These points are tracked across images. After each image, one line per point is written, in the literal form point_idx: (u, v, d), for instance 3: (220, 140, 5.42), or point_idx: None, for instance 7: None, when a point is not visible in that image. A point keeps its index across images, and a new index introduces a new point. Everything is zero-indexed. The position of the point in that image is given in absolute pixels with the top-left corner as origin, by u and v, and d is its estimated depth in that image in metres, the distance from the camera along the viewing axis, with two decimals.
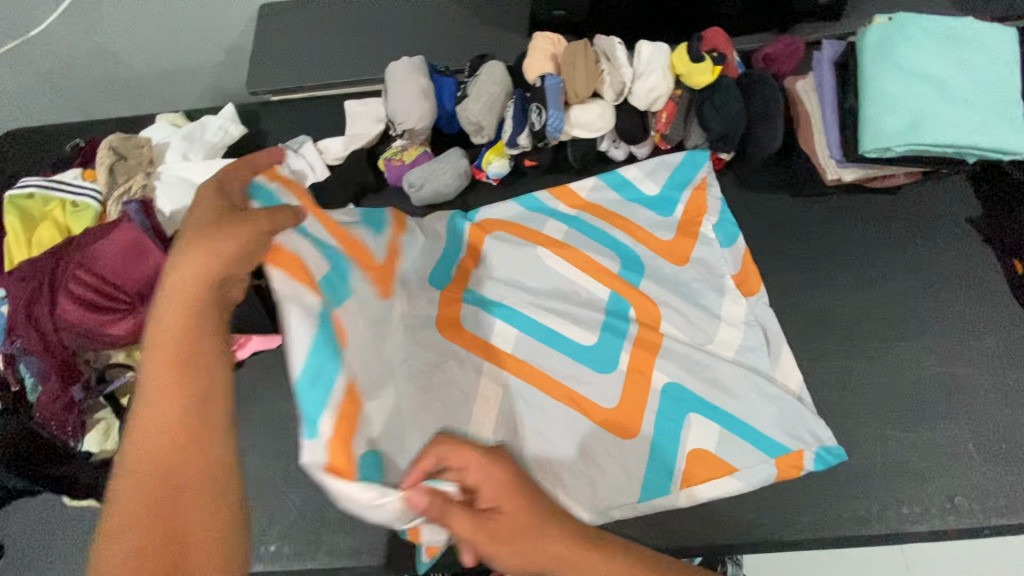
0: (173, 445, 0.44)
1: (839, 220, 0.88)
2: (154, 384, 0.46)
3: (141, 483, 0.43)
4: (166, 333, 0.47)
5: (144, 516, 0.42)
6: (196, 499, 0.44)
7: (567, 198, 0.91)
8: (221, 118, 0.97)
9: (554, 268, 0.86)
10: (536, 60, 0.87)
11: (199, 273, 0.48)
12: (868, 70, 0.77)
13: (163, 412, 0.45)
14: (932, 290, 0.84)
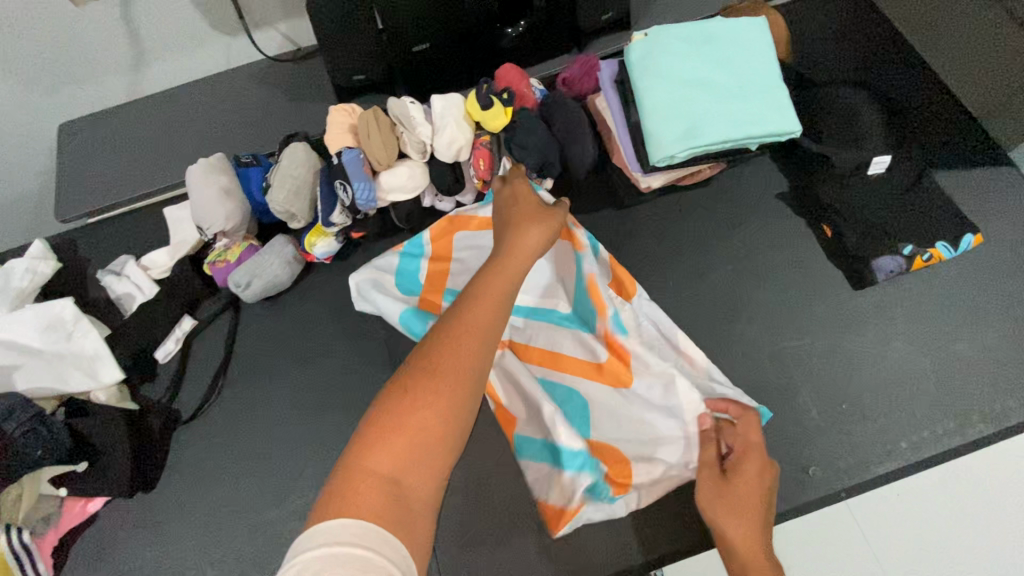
0: (450, 422, 0.51)
1: (661, 222, 0.91)
2: (461, 337, 0.54)
3: (389, 462, 0.49)
4: (495, 287, 0.58)
5: (396, 491, 0.48)
6: (418, 497, 0.49)
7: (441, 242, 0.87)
8: (27, 259, 0.91)
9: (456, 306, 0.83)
10: (335, 135, 0.86)
11: (518, 238, 0.62)
12: (639, 85, 0.80)
13: (471, 378, 0.53)
14: (757, 271, 0.88)
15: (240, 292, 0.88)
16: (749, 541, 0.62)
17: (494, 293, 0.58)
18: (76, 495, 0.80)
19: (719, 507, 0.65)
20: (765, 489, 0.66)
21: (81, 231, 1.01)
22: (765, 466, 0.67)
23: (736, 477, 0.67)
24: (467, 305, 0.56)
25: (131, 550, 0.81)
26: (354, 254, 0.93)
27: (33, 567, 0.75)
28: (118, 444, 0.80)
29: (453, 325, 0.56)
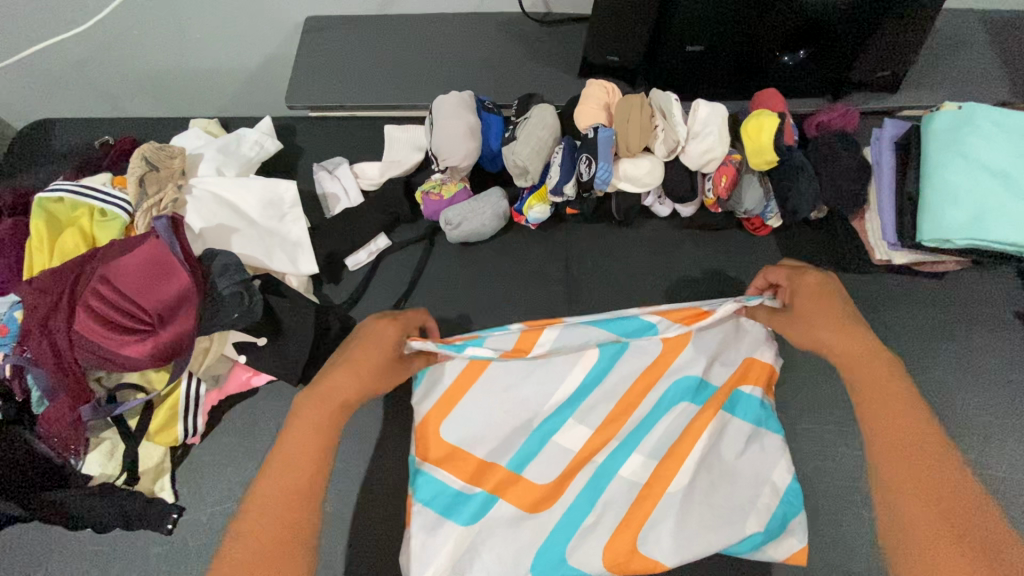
0: (310, 469, 0.61)
1: (882, 299, 0.86)
2: (301, 422, 0.63)
3: (273, 498, 0.58)
4: (317, 409, 0.64)
5: (274, 509, 0.58)
6: (292, 498, 0.59)
7: (455, 384, 0.78)
8: (256, 132, 0.94)
9: (513, 391, 0.78)
10: (590, 110, 0.84)
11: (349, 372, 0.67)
12: (932, 157, 0.75)
13: (306, 445, 0.62)
14: (975, 383, 0.81)
15: (448, 229, 0.89)
16: (858, 352, 0.65)
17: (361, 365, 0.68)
18: (248, 365, 0.82)
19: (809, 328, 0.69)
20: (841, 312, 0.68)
21: (302, 121, 1.04)
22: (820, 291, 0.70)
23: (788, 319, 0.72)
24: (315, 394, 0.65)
25: (274, 434, 0.82)
26: (557, 227, 0.92)
27: (196, 417, 0.79)
28: (302, 334, 0.82)
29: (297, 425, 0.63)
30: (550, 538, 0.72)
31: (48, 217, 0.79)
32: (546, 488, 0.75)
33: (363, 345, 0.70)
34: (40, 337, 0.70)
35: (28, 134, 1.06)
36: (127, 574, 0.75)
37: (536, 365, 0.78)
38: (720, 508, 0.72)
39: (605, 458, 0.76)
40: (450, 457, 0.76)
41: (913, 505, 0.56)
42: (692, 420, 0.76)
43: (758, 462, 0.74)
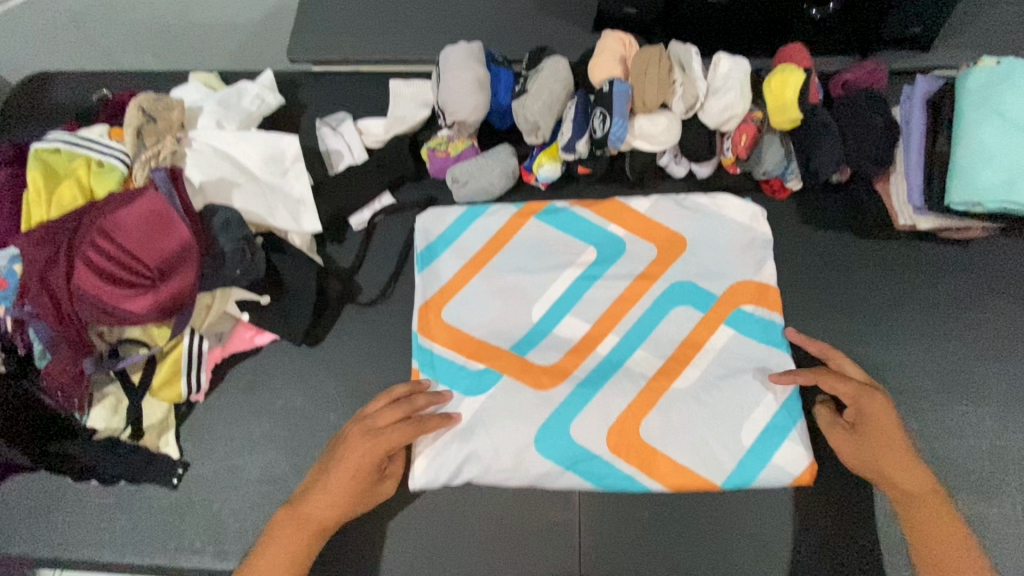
0: None
1: (904, 268, 0.83)
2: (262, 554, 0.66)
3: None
4: (277, 553, 0.66)
5: None
6: None
7: (463, 269, 0.84)
8: (257, 85, 0.90)
9: (514, 269, 0.83)
10: (604, 63, 0.80)
11: (321, 512, 0.68)
12: (966, 116, 0.71)
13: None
14: (997, 353, 0.79)
15: (454, 187, 0.85)
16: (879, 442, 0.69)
17: (320, 493, 0.68)
18: (251, 323, 0.80)
19: (875, 446, 0.70)
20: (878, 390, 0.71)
21: (305, 75, 1.00)
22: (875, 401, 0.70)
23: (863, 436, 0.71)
24: (290, 514, 0.68)
25: (280, 392, 0.81)
26: (567, 188, 0.89)
27: (199, 374, 0.77)
28: (305, 294, 0.81)
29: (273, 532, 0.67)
30: (582, 413, 0.75)
31: (45, 167, 0.77)
32: (562, 361, 0.78)
33: (346, 459, 0.69)
34: (40, 289, 0.69)
35: (21, 85, 1.02)
36: (133, 528, 0.75)
37: (536, 256, 0.84)
38: (710, 368, 0.77)
39: (593, 306, 0.81)
40: (475, 318, 0.81)
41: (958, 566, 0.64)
42: (694, 324, 0.79)
43: (743, 357, 0.78)
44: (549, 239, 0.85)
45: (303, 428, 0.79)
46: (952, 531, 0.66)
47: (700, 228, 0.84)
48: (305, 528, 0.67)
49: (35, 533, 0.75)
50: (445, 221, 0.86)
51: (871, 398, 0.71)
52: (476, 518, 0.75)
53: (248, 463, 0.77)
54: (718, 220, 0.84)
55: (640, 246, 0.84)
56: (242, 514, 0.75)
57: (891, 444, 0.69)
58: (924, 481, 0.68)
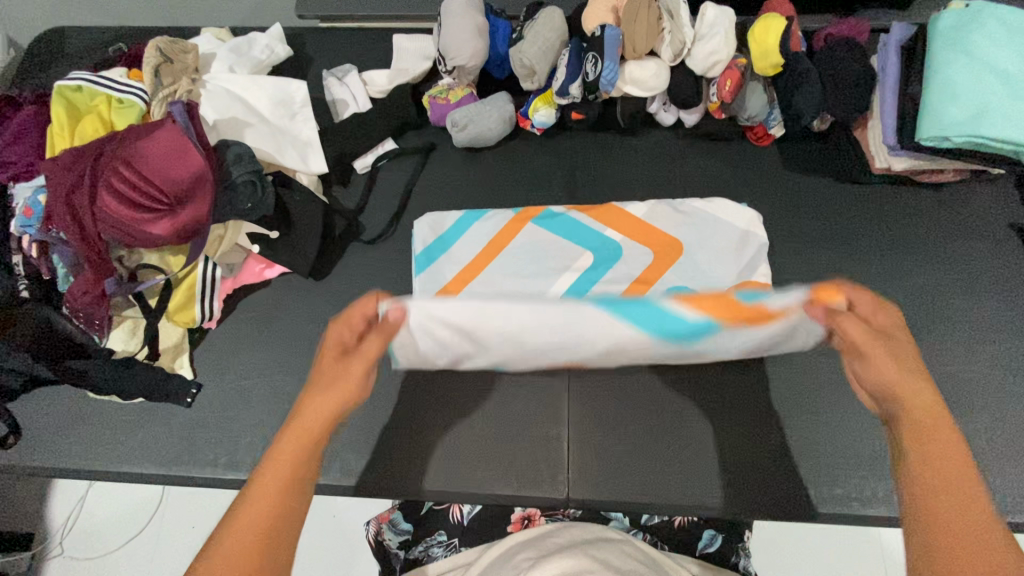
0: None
1: (880, 209, 0.87)
2: (225, 538, 0.42)
3: None
4: (255, 518, 0.43)
5: None
6: None
7: (461, 272, 0.85)
8: (267, 36, 0.95)
9: (513, 272, 0.84)
10: (597, 11, 0.84)
11: (291, 462, 0.45)
12: (936, 57, 0.76)
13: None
14: (968, 287, 0.83)
15: (454, 132, 0.90)
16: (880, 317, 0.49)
17: (305, 428, 0.47)
18: (261, 256, 0.85)
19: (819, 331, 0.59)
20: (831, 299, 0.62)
21: (312, 30, 1.05)
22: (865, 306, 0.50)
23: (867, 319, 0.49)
24: (241, 499, 0.44)
25: (288, 322, 0.85)
26: (562, 135, 0.94)
27: (212, 301, 0.82)
28: (312, 227, 0.85)
29: (235, 513, 0.43)
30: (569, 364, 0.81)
31: (68, 104, 0.81)
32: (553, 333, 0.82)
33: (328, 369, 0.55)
34: (65, 212, 0.73)
35: (41, 39, 1.07)
36: (150, 443, 0.79)
37: (535, 260, 0.85)
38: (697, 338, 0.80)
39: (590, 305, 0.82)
40: None
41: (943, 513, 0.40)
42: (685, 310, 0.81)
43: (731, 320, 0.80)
44: (548, 243, 0.86)
45: (309, 354, 0.84)
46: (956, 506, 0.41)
47: (697, 233, 0.85)
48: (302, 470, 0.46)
49: (57, 446, 0.79)
50: (445, 224, 0.88)
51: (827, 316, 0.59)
52: (472, 436, 0.80)
53: (258, 384, 0.82)
54: (715, 224, 0.85)
55: (638, 252, 0.84)
56: (251, 430, 0.79)
57: (894, 354, 0.47)
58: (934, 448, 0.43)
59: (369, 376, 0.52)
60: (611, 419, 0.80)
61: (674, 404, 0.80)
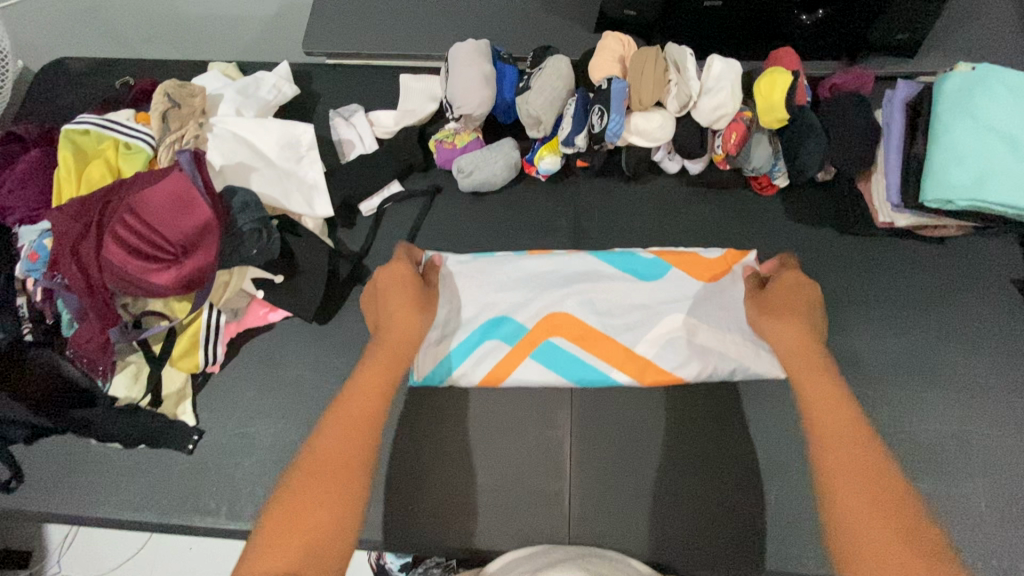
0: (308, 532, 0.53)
1: (883, 262, 0.88)
2: (290, 497, 0.55)
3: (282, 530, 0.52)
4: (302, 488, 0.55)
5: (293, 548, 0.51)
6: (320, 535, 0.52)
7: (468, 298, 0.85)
8: (275, 75, 0.95)
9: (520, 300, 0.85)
10: (605, 62, 0.85)
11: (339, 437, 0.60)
12: (942, 118, 0.76)
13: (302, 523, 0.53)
14: (968, 343, 0.83)
15: (460, 177, 0.90)
16: (800, 340, 0.68)
17: (350, 411, 0.63)
18: (265, 300, 0.85)
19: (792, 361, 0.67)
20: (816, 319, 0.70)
21: (319, 68, 1.05)
22: (784, 292, 0.72)
23: (768, 301, 0.73)
24: (304, 464, 0.58)
25: (290, 367, 0.85)
26: (567, 180, 0.94)
27: (216, 347, 0.82)
28: (316, 273, 0.85)
29: (297, 486, 0.56)
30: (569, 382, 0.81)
31: (75, 148, 0.81)
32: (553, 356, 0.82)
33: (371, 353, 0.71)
34: (70, 261, 0.73)
35: (49, 71, 1.07)
36: (151, 489, 0.79)
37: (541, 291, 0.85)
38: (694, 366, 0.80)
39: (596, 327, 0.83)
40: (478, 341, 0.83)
41: (849, 498, 0.54)
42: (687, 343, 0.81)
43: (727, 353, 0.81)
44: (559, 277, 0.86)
45: (310, 400, 0.83)
46: (868, 506, 0.53)
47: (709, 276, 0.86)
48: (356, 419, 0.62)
49: (59, 490, 0.79)
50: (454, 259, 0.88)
51: (812, 318, 0.69)
52: (471, 488, 0.79)
53: (260, 431, 0.82)
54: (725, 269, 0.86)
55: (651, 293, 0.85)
56: (252, 479, 0.79)
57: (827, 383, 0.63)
58: (862, 456, 0.56)
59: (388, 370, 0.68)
60: (614, 474, 0.78)
61: (680, 459, 0.79)
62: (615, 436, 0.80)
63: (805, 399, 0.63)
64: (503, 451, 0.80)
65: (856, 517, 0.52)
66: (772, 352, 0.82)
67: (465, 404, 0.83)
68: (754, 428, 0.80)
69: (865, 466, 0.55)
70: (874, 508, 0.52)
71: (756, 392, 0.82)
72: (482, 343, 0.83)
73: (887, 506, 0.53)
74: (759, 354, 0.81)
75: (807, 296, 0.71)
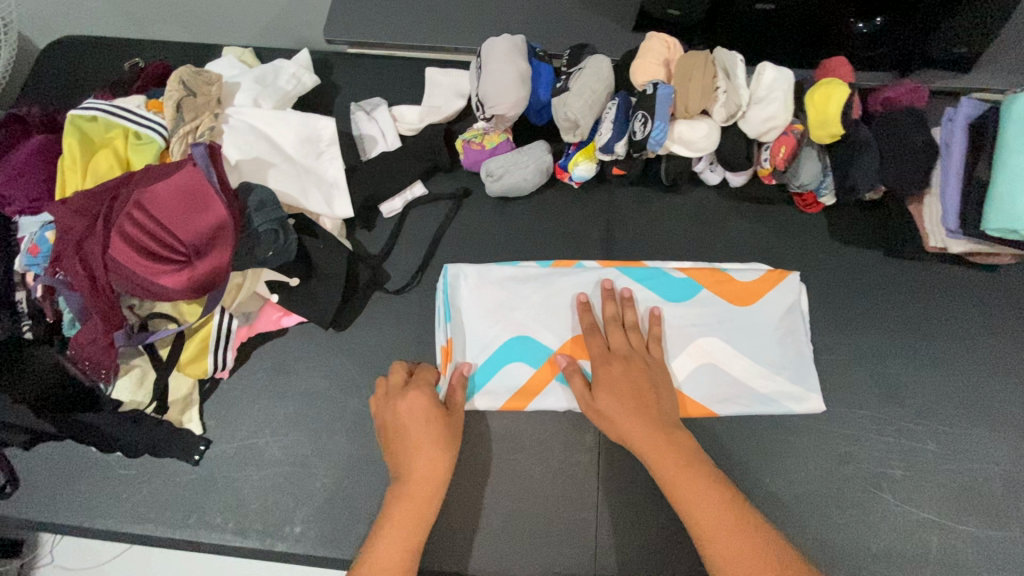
0: None
1: (931, 289, 0.83)
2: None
3: None
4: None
5: None
6: None
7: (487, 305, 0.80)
8: (295, 64, 0.89)
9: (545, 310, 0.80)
10: (649, 64, 0.79)
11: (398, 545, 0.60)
12: (1011, 140, 0.71)
13: None
14: (1018, 379, 0.79)
15: (488, 181, 0.85)
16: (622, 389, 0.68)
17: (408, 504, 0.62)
18: (280, 305, 0.80)
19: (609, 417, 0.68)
20: (632, 360, 0.72)
21: (340, 57, 0.99)
22: (612, 331, 0.75)
23: (607, 351, 0.72)
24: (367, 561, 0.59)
25: (303, 375, 0.81)
26: (600, 189, 0.89)
27: (226, 352, 0.77)
28: (335, 278, 0.80)
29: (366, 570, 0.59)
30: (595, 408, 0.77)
31: (81, 136, 0.76)
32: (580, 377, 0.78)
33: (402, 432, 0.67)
34: (74, 259, 0.69)
35: (54, 48, 1.02)
36: (154, 500, 0.75)
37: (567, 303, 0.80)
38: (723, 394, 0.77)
39: None
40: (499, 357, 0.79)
41: (726, 539, 0.57)
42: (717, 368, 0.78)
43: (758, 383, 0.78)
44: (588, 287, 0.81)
45: (324, 412, 0.79)
46: (715, 506, 0.59)
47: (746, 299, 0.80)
48: (422, 491, 0.63)
49: (59, 498, 0.75)
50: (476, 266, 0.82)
51: (651, 388, 0.69)
52: (492, 512, 0.75)
53: (270, 443, 0.78)
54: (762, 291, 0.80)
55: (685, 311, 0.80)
56: (261, 494, 0.75)
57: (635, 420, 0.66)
58: (716, 512, 0.59)
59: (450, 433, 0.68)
60: (642, 502, 0.75)
61: None
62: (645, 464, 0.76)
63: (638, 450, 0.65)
64: (527, 474, 0.76)
65: (711, 521, 0.58)
66: (808, 384, 0.78)
67: (487, 422, 0.79)
68: (790, 460, 0.76)
69: (650, 443, 0.64)
70: (709, 511, 0.59)
71: (794, 421, 0.78)
72: (504, 365, 0.78)
73: (720, 521, 0.58)
74: (794, 386, 0.77)
75: (640, 371, 0.70)
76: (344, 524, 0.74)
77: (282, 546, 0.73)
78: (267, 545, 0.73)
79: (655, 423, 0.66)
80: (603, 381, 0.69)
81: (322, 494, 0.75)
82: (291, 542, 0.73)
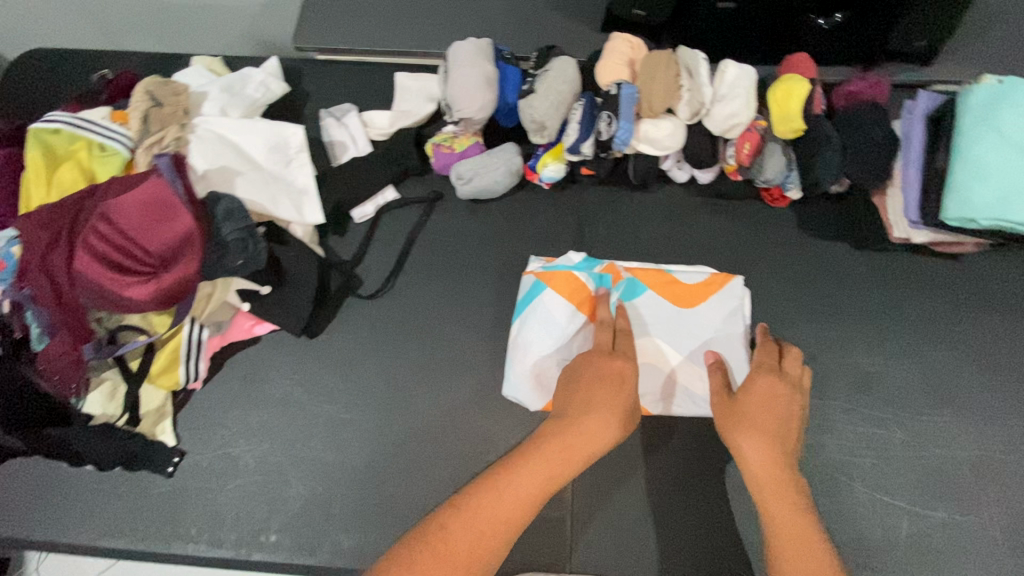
0: None
1: (897, 279, 0.85)
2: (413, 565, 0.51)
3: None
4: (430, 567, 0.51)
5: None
6: None
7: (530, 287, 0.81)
8: (263, 72, 0.89)
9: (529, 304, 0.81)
10: (614, 65, 0.80)
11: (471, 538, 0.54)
12: (967, 132, 0.73)
13: None
14: (984, 365, 0.80)
15: (458, 184, 0.86)
16: (774, 415, 0.65)
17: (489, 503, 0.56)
18: (251, 313, 0.80)
19: (737, 429, 0.65)
20: (795, 404, 0.67)
21: (310, 64, 0.99)
22: (765, 369, 0.69)
23: (772, 384, 0.68)
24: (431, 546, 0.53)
25: (277, 383, 0.81)
26: (571, 189, 0.90)
27: (198, 362, 0.77)
28: (306, 285, 0.80)
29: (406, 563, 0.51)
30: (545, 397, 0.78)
31: (45, 148, 0.76)
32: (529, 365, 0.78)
33: (570, 431, 0.62)
34: (40, 273, 0.68)
35: (20, 61, 1.01)
36: (127, 513, 0.75)
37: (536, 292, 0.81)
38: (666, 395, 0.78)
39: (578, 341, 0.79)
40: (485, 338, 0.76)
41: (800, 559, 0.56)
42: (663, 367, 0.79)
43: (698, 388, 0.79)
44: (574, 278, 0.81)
45: (299, 419, 0.79)
46: (811, 546, 0.56)
47: (690, 302, 0.82)
48: (510, 517, 0.56)
49: (30, 514, 0.75)
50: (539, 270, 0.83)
51: (791, 430, 0.66)
52: None
53: (245, 452, 0.78)
54: (704, 291, 0.82)
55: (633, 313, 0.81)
56: (235, 503, 0.75)
57: (760, 445, 0.63)
58: (799, 518, 0.59)
59: (598, 444, 0.62)
60: (617, 499, 0.76)
61: (684, 484, 0.76)
62: (618, 462, 0.77)
63: (752, 475, 0.62)
64: None
65: (788, 531, 0.58)
66: None
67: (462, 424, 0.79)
68: None
69: (769, 470, 0.62)
70: (794, 530, 0.58)
71: None
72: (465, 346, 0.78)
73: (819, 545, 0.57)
74: None
75: (780, 409, 0.66)
76: (320, 530, 0.74)
77: (258, 555, 0.73)
78: (243, 555, 0.73)
79: (780, 460, 0.63)
80: (751, 399, 0.67)
81: (298, 501, 0.75)
82: (267, 551, 0.73)
